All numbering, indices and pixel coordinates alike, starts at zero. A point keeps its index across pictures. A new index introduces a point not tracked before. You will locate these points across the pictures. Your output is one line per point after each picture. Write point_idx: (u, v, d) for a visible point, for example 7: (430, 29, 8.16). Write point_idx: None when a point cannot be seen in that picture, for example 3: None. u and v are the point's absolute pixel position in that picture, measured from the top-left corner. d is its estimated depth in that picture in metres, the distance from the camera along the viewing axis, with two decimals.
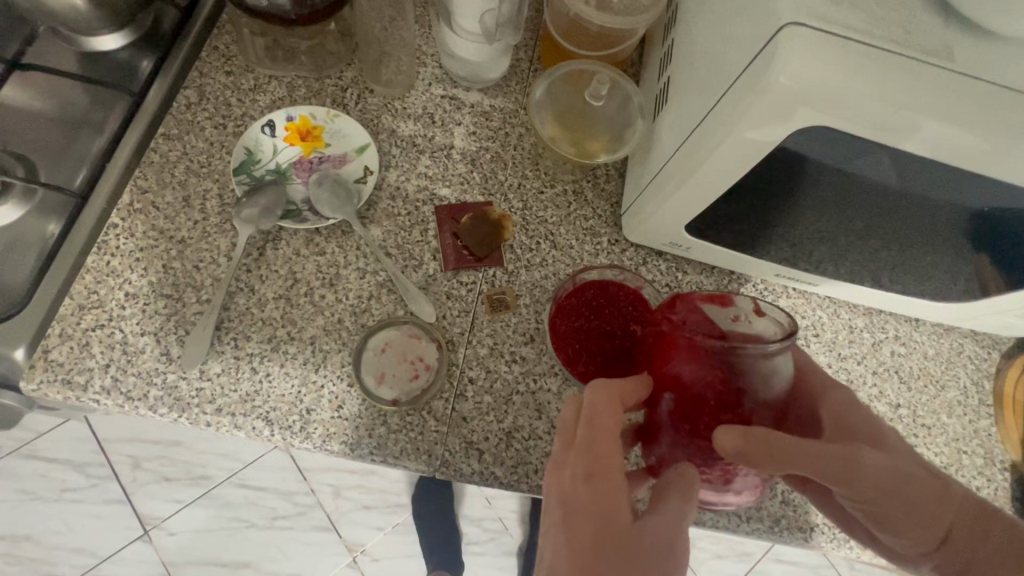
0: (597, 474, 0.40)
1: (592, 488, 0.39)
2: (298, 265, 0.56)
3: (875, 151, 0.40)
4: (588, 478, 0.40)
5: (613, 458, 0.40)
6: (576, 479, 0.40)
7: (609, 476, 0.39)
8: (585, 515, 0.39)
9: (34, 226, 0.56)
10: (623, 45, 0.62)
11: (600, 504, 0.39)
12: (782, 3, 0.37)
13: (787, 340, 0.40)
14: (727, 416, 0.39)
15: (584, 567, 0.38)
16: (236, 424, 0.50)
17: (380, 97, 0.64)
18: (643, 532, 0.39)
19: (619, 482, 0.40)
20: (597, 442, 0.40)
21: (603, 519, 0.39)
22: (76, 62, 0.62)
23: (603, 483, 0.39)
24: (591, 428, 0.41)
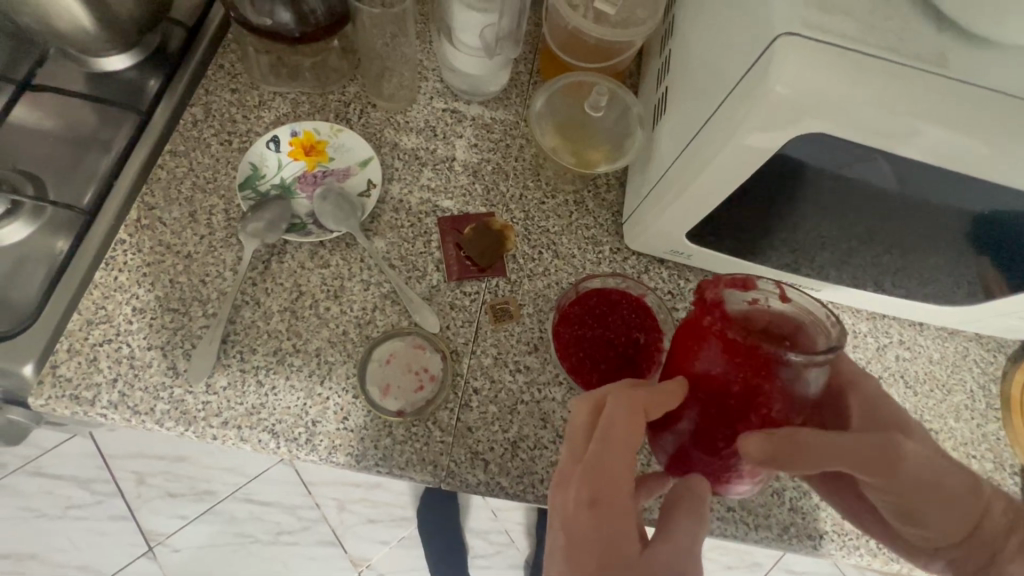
0: (603, 496, 0.39)
1: (595, 514, 0.39)
2: (304, 278, 0.57)
3: (871, 156, 0.40)
4: (593, 501, 0.39)
5: (620, 480, 0.40)
6: (580, 503, 0.39)
7: (615, 497, 0.39)
8: (588, 540, 0.39)
9: (43, 243, 0.56)
10: (621, 56, 0.63)
11: (606, 528, 0.39)
12: (776, 13, 0.38)
13: (834, 350, 0.38)
14: (760, 416, 0.39)
15: None
16: (242, 437, 0.50)
17: (382, 111, 0.65)
18: (650, 557, 0.38)
19: (625, 504, 0.39)
20: (605, 462, 0.40)
21: (608, 542, 0.38)
22: (84, 81, 0.63)
23: (610, 505, 0.39)
24: (599, 448, 0.40)
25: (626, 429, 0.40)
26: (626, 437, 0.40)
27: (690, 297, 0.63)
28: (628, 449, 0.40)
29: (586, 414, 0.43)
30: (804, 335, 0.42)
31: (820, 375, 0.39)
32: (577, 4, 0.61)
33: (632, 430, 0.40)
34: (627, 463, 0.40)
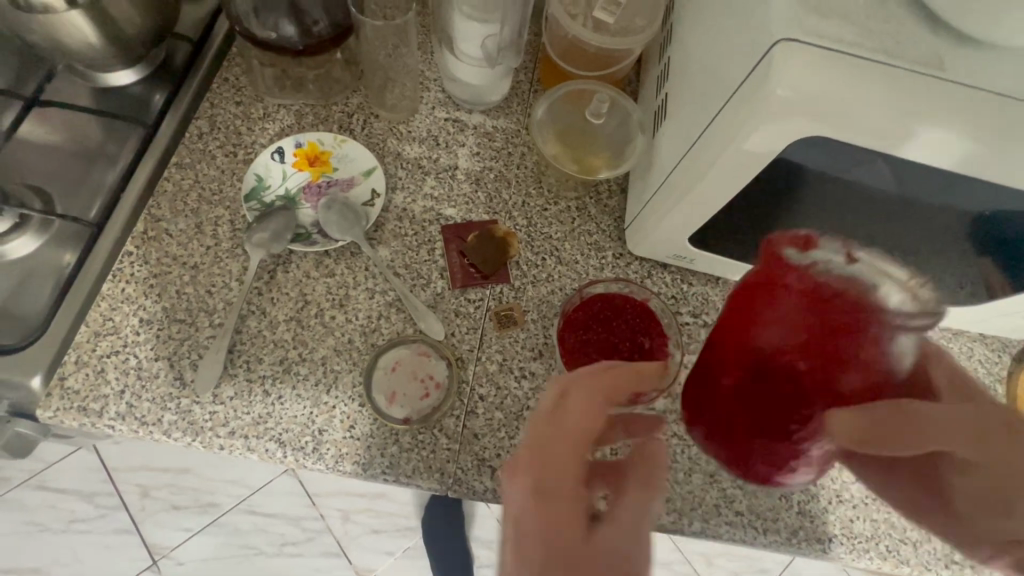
0: (560, 482, 0.36)
1: (542, 502, 0.35)
2: (309, 287, 0.57)
3: (871, 158, 0.40)
4: (549, 488, 0.36)
5: (579, 465, 0.37)
6: (528, 492, 0.35)
7: (572, 484, 0.36)
8: (536, 534, 0.34)
9: (50, 256, 0.57)
10: (621, 64, 0.64)
11: (563, 517, 0.35)
12: (774, 20, 0.39)
13: (935, 321, 0.40)
14: (837, 383, 0.42)
15: None
16: (249, 447, 0.51)
17: (385, 121, 0.66)
18: (597, 542, 0.35)
19: (582, 490, 0.36)
20: (554, 447, 0.37)
21: (555, 532, 0.34)
22: (92, 97, 0.64)
23: (567, 492, 0.36)
24: (556, 431, 0.38)
25: (585, 414, 0.39)
26: (584, 423, 0.38)
27: (694, 302, 0.63)
28: (587, 434, 0.38)
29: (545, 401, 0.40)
30: (887, 308, 0.40)
31: (904, 346, 0.42)
32: (576, 14, 0.62)
33: (591, 415, 0.39)
34: (581, 449, 0.38)
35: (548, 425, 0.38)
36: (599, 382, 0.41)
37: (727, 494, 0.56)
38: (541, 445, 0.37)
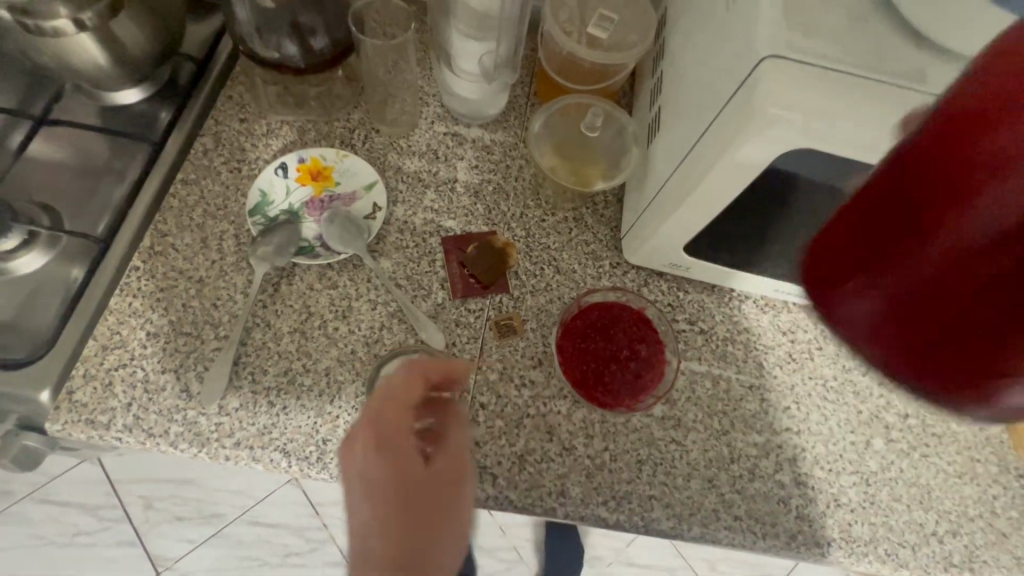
0: (375, 468, 0.41)
1: (381, 457, 0.41)
2: (312, 299, 0.58)
3: (857, 169, 0.42)
4: (370, 474, 0.41)
5: (393, 451, 0.41)
6: (368, 453, 0.41)
7: (388, 467, 0.41)
8: (382, 483, 0.41)
9: (59, 272, 0.58)
10: (614, 78, 0.65)
11: (380, 496, 0.41)
12: (760, 38, 0.40)
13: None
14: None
15: (388, 527, 0.40)
16: (254, 457, 0.51)
17: (386, 136, 0.67)
18: (435, 471, 0.43)
19: (401, 474, 0.41)
20: (387, 414, 0.42)
21: (397, 477, 0.41)
22: (99, 115, 0.66)
23: (385, 476, 0.41)
24: (377, 424, 0.42)
25: (401, 405, 0.43)
26: (400, 413, 0.42)
27: (690, 309, 0.64)
28: (404, 425, 0.42)
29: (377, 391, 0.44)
30: None
31: None
32: (571, 30, 0.63)
33: (406, 406, 0.43)
34: (403, 437, 0.42)
35: (374, 420, 0.42)
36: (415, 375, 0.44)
37: (726, 498, 0.56)
38: (364, 437, 0.42)
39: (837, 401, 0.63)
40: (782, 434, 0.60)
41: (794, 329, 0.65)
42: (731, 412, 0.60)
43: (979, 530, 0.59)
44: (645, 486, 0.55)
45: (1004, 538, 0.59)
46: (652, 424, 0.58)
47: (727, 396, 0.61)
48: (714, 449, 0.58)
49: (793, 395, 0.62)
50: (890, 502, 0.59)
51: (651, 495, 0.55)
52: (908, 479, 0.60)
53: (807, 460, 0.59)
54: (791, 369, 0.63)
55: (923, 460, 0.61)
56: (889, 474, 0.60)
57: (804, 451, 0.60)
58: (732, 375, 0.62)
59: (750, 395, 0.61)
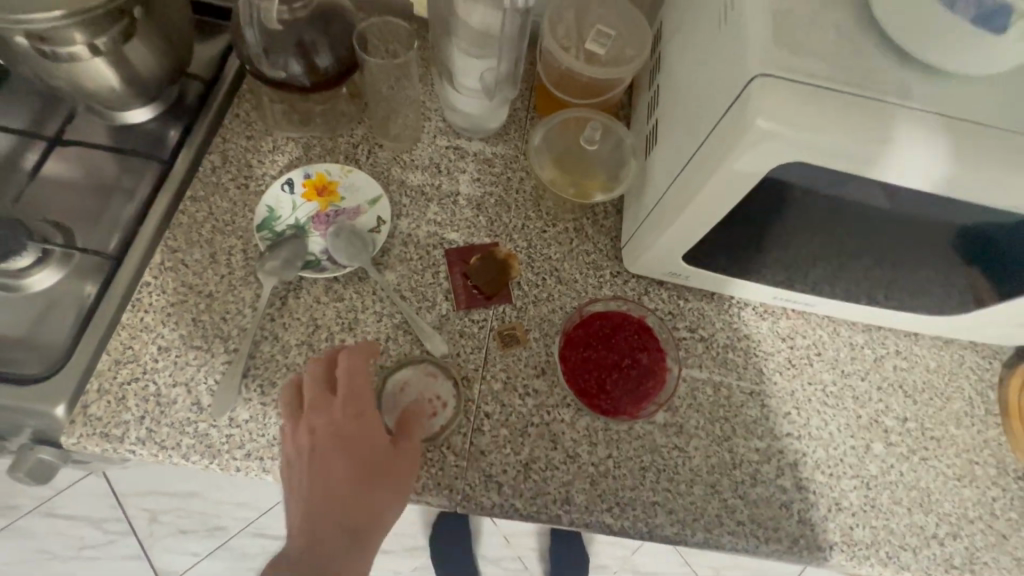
0: (324, 439, 0.49)
1: (356, 424, 0.50)
2: (319, 312, 0.59)
3: (849, 181, 0.43)
4: (317, 443, 0.49)
5: (342, 424, 0.49)
6: (344, 419, 0.49)
7: (337, 439, 0.49)
8: (354, 448, 0.49)
9: (71, 289, 0.59)
10: (612, 92, 0.67)
11: (328, 462, 0.48)
12: (751, 56, 0.42)
13: None
14: None
15: (355, 487, 0.48)
16: (264, 468, 0.52)
17: (389, 150, 0.69)
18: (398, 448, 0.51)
19: (356, 446, 0.49)
20: (360, 390, 0.51)
21: (368, 444, 0.49)
22: (110, 134, 0.67)
23: (335, 447, 0.48)
24: (327, 401, 0.50)
25: (351, 386, 0.50)
26: (348, 393, 0.50)
27: (690, 317, 0.65)
28: (354, 402, 0.50)
29: (314, 370, 0.52)
30: None
31: None
32: (569, 46, 0.65)
33: (356, 386, 0.50)
34: (352, 412, 0.50)
35: (318, 397, 0.50)
36: (356, 358, 0.51)
37: (728, 503, 0.57)
38: (314, 412, 0.50)
39: (836, 406, 0.64)
40: (784, 439, 0.61)
41: (792, 335, 0.66)
42: (732, 417, 0.61)
43: (980, 532, 0.60)
44: (648, 493, 0.56)
45: (1004, 539, 0.60)
46: (654, 431, 0.59)
47: (728, 402, 0.62)
48: (716, 454, 0.59)
49: (793, 400, 0.63)
50: (891, 506, 0.60)
51: (654, 501, 0.56)
52: (908, 482, 0.61)
53: (808, 465, 0.60)
54: (791, 375, 0.64)
55: (922, 464, 0.62)
56: (889, 478, 0.61)
57: (805, 456, 0.61)
58: (733, 381, 0.63)
59: (751, 401, 0.62)
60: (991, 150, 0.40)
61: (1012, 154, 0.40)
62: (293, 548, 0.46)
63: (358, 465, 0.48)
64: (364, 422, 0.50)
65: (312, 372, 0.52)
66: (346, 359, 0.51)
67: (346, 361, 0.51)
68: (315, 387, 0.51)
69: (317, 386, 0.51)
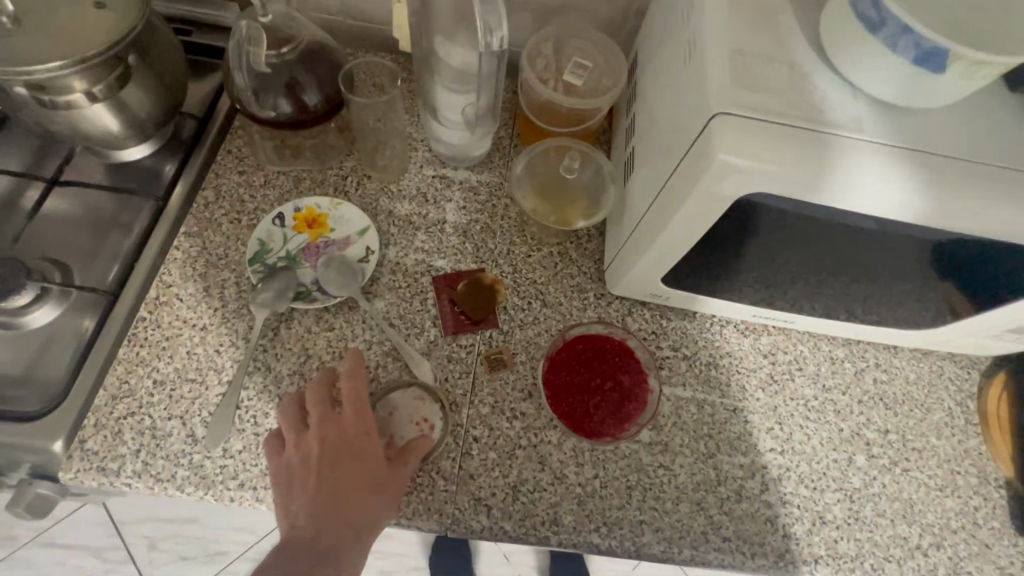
0: (330, 448, 0.51)
1: (362, 439, 0.52)
2: (310, 342, 0.61)
3: (812, 208, 0.45)
4: (323, 451, 0.51)
5: (348, 435, 0.52)
6: (351, 434, 0.52)
7: (343, 448, 0.52)
8: (358, 461, 0.51)
9: (69, 325, 0.61)
10: (590, 121, 0.70)
11: (334, 469, 0.50)
12: (711, 95, 0.44)
13: None
14: None
15: (357, 498, 0.50)
16: (258, 497, 0.54)
17: (377, 182, 0.71)
18: (399, 465, 0.53)
19: (361, 460, 0.51)
20: (364, 408, 0.54)
21: (371, 460, 0.52)
22: (106, 173, 0.70)
23: (342, 455, 0.51)
24: (333, 414, 0.54)
25: (358, 400, 0.54)
26: (355, 407, 0.53)
27: (673, 336, 0.67)
28: (360, 416, 0.53)
29: (319, 386, 0.55)
30: None
31: None
32: (548, 78, 0.67)
33: (361, 400, 0.54)
34: (357, 426, 0.53)
35: (324, 410, 0.54)
36: (362, 376, 0.55)
37: (714, 520, 0.58)
38: (321, 423, 0.53)
39: (818, 420, 0.65)
40: (767, 454, 0.62)
41: (774, 351, 0.68)
42: (716, 434, 0.63)
43: (963, 542, 0.61)
44: (635, 512, 0.57)
45: (988, 549, 0.61)
46: (639, 451, 0.60)
47: (712, 419, 0.63)
48: (701, 471, 0.60)
49: (775, 415, 0.65)
50: (874, 518, 0.61)
51: (641, 519, 0.57)
52: (891, 494, 0.62)
53: (792, 479, 0.62)
54: (773, 391, 0.66)
55: (904, 475, 0.64)
56: (872, 490, 0.62)
57: (789, 470, 0.62)
58: (716, 399, 0.64)
59: (734, 418, 0.64)
60: (942, 178, 0.43)
61: (963, 181, 0.43)
62: (289, 551, 0.46)
63: (362, 474, 0.51)
64: (367, 436, 0.53)
65: (317, 388, 0.55)
66: (352, 376, 0.55)
67: (352, 377, 0.55)
68: (322, 402, 0.54)
69: (323, 400, 0.54)
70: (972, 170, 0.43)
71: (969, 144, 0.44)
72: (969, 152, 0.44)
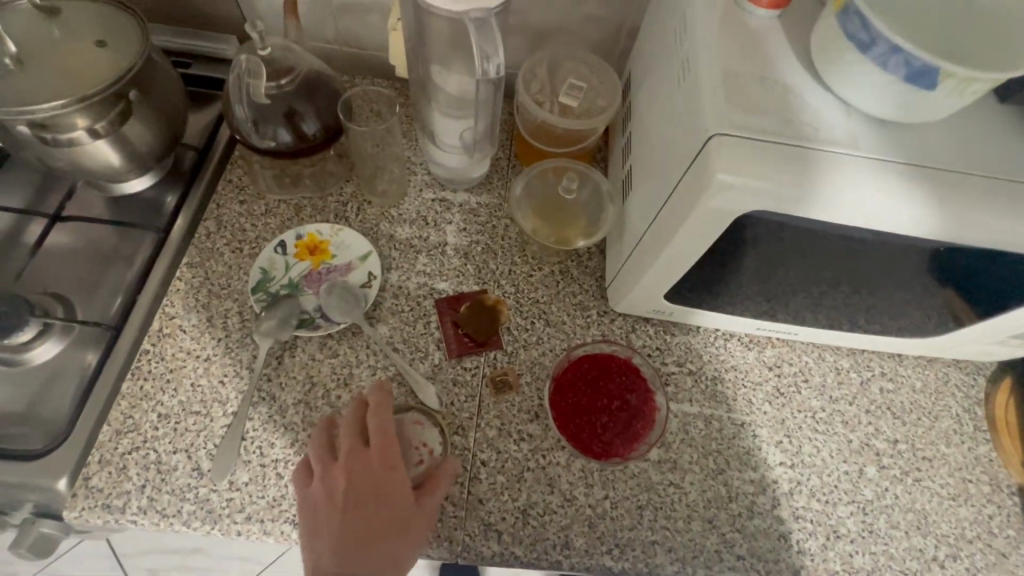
0: (355, 484, 0.50)
1: (389, 477, 0.51)
2: (315, 369, 0.61)
3: (810, 224, 0.45)
4: (349, 489, 0.50)
5: (375, 472, 0.51)
6: (377, 470, 0.51)
7: (369, 486, 0.51)
8: (383, 500, 0.50)
9: (72, 360, 0.61)
10: (587, 141, 0.70)
11: (360, 507, 0.50)
12: (707, 117, 0.44)
13: None
14: None
15: (380, 537, 0.49)
16: (265, 530, 0.53)
17: (378, 207, 0.72)
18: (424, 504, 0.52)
19: (386, 498, 0.50)
20: (392, 444, 0.52)
21: (396, 498, 0.51)
22: (107, 206, 0.70)
23: (369, 493, 0.50)
24: (360, 448, 0.52)
25: (387, 436, 0.52)
26: (381, 444, 0.52)
27: (678, 351, 0.67)
28: (387, 452, 0.52)
29: (349, 419, 0.54)
30: None
31: None
32: (543, 101, 0.68)
33: (390, 437, 0.52)
34: (384, 462, 0.51)
35: (350, 443, 0.52)
36: (388, 411, 0.54)
37: (727, 538, 0.58)
38: (348, 458, 0.51)
39: (827, 431, 0.65)
40: (777, 469, 0.62)
41: (779, 363, 0.68)
42: (724, 450, 0.62)
43: (980, 552, 0.60)
44: (647, 532, 0.57)
45: (1005, 558, 0.60)
46: (649, 469, 0.60)
47: (720, 435, 0.63)
48: (711, 488, 0.60)
49: (783, 428, 0.64)
50: (889, 530, 0.60)
51: (654, 540, 0.56)
52: (904, 505, 0.62)
53: (803, 494, 0.61)
54: (780, 404, 0.66)
55: (916, 485, 0.63)
56: (885, 502, 0.62)
57: (800, 484, 0.61)
58: (724, 414, 0.64)
59: (742, 433, 0.63)
60: (939, 191, 0.43)
61: (961, 193, 0.43)
62: None
63: (388, 513, 0.50)
64: (394, 472, 0.51)
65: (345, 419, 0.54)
66: (379, 412, 0.53)
67: (379, 413, 0.53)
68: (350, 435, 0.53)
69: (353, 432, 0.53)
70: (968, 181, 0.44)
71: (966, 156, 0.45)
72: (966, 164, 0.44)
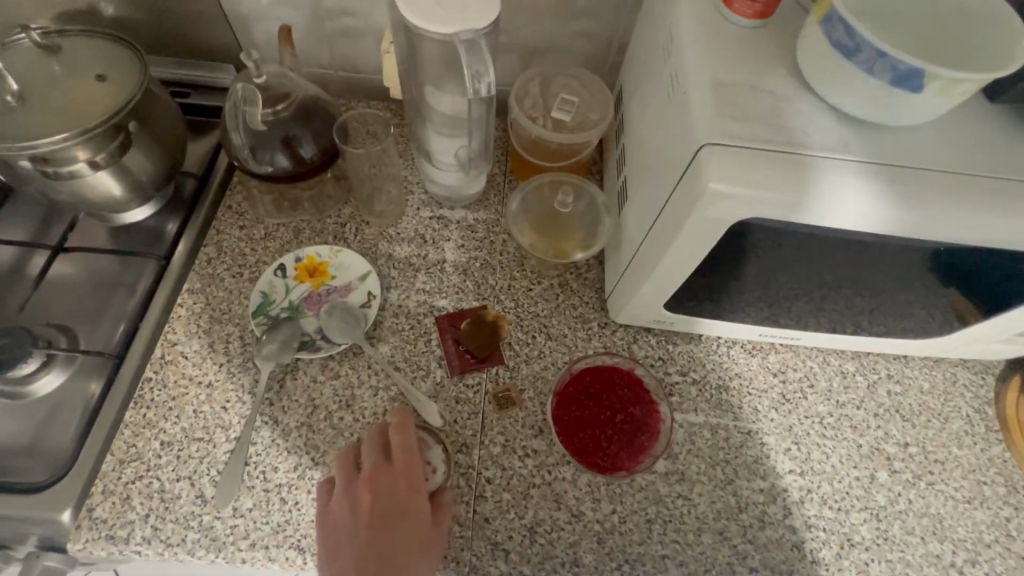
0: (377, 501, 0.51)
1: (411, 495, 0.51)
2: (317, 392, 0.61)
3: (804, 229, 0.45)
4: (372, 505, 0.50)
5: (399, 490, 0.52)
6: (399, 487, 0.52)
7: (391, 503, 0.51)
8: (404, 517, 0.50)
9: (75, 390, 0.61)
10: (581, 154, 0.71)
11: (383, 524, 0.50)
12: (697, 128, 0.45)
13: None
14: None
15: (398, 554, 0.49)
16: (270, 557, 0.53)
17: (375, 227, 0.72)
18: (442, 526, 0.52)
19: (406, 515, 0.51)
20: (415, 461, 0.53)
21: (415, 517, 0.51)
22: (109, 236, 0.71)
23: (393, 510, 0.51)
24: (384, 465, 0.53)
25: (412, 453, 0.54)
26: (405, 461, 0.53)
27: (680, 360, 0.66)
28: (410, 469, 0.53)
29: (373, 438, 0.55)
30: None
31: None
32: (536, 116, 0.69)
33: (413, 454, 0.53)
34: (407, 479, 0.52)
35: (374, 458, 0.53)
36: (410, 430, 0.55)
37: (739, 550, 0.57)
38: (373, 474, 0.52)
39: (835, 436, 0.64)
40: (787, 477, 0.61)
41: (783, 369, 0.67)
42: (732, 459, 0.61)
43: (999, 556, 0.59)
44: (657, 546, 0.56)
45: None
46: (656, 481, 0.59)
47: (727, 444, 0.62)
48: (720, 499, 0.59)
49: (791, 435, 0.63)
50: (904, 536, 0.59)
51: (664, 554, 0.56)
52: (918, 509, 0.61)
53: (815, 501, 0.60)
54: (787, 411, 0.65)
55: (930, 489, 0.62)
56: (898, 507, 0.61)
57: (811, 492, 0.61)
58: (730, 423, 0.63)
59: (750, 441, 0.63)
60: (931, 191, 0.43)
61: (953, 191, 0.43)
62: None
63: (410, 531, 0.50)
64: (415, 490, 0.52)
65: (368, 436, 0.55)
66: (402, 429, 0.54)
67: (401, 432, 0.54)
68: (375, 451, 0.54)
69: (376, 449, 0.54)
70: (961, 181, 0.44)
71: (957, 155, 0.45)
72: (958, 164, 0.44)
